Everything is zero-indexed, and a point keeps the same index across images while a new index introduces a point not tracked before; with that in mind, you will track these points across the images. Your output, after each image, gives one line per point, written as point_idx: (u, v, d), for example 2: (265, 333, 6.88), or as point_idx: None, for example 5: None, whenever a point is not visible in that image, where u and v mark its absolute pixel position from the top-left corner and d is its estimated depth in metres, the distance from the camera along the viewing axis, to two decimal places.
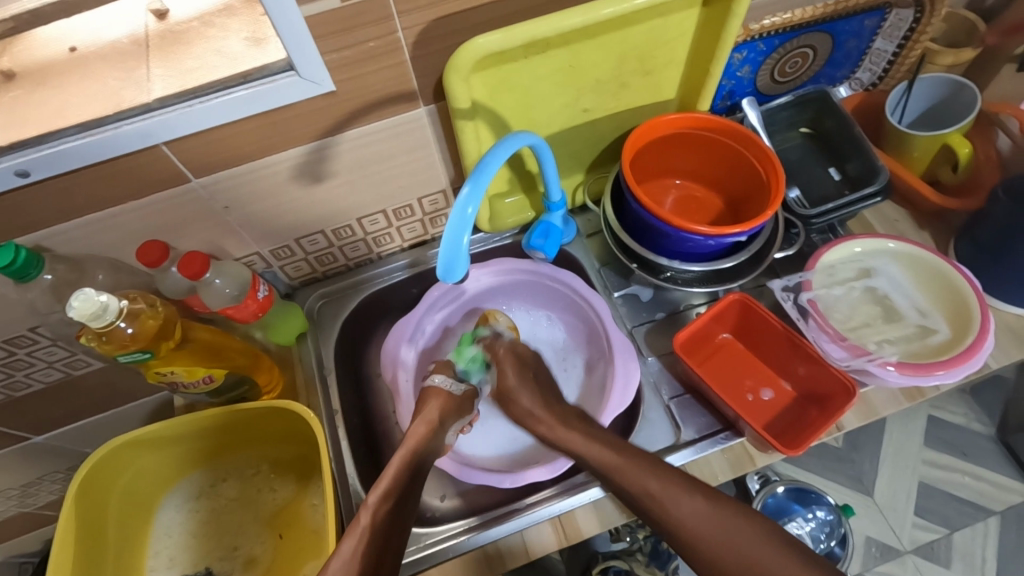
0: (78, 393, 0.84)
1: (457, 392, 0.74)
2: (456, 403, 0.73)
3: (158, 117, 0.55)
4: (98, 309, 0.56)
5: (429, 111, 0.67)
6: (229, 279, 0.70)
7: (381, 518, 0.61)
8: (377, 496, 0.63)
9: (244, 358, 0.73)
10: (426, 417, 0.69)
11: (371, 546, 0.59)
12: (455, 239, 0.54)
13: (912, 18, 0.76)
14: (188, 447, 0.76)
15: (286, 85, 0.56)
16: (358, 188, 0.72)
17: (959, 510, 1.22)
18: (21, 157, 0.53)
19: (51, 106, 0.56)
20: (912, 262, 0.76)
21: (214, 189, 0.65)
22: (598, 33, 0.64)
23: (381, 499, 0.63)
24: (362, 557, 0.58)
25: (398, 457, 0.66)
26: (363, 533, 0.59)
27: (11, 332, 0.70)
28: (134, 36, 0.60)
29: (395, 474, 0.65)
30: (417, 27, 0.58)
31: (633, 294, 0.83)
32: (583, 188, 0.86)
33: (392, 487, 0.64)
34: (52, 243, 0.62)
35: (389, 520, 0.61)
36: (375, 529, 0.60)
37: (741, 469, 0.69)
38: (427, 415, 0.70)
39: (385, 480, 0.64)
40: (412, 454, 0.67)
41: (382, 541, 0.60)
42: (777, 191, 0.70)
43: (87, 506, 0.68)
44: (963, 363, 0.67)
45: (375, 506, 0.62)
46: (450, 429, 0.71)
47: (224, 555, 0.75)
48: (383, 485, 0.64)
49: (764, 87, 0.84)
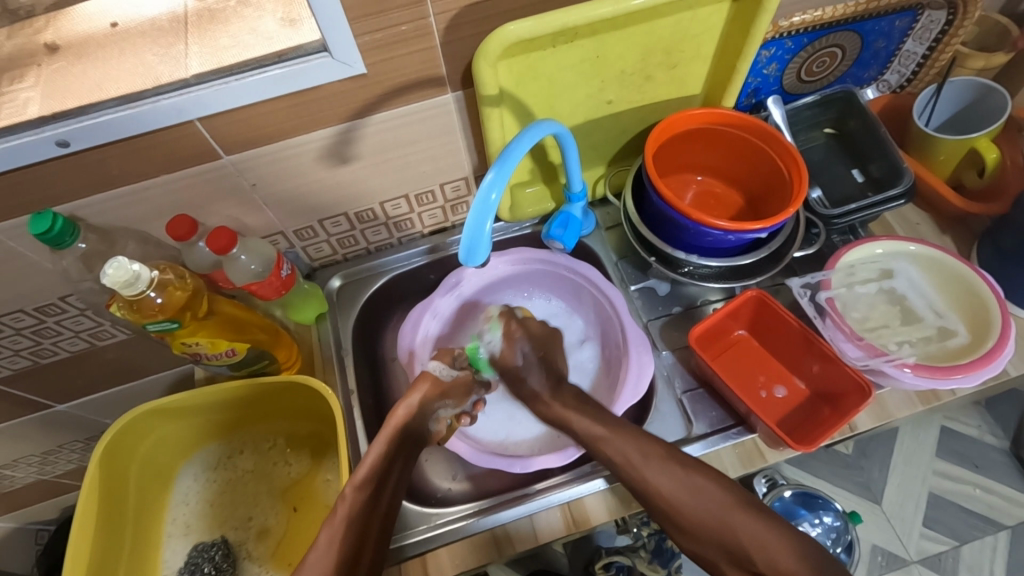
0: (101, 363, 0.87)
1: (448, 378, 0.74)
2: (442, 390, 0.73)
3: (194, 92, 0.56)
4: (130, 278, 0.58)
5: (455, 97, 0.68)
6: (254, 255, 0.71)
7: (357, 509, 0.62)
8: (352, 488, 0.63)
9: (265, 334, 0.74)
10: (409, 402, 0.70)
11: (349, 539, 0.60)
12: (478, 224, 0.55)
13: (944, 20, 0.76)
14: (208, 417, 0.78)
15: (317, 65, 0.57)
16: (382, 171, 0.73)
17: (969, 522, 1.21)
18: (61, 127, 0.55)
19: (92, 79, 0.58)
20: (932, 265, 0.76)
21: (243, 167, 0.66)
22: (626, 24, 0.65)
23: (359, 491, 0.63)
24: (339, 550, 0.59)
25: (377, 446, 0.66)
26: (340, 524, 0.61)
27: (41, 299, 0.72)
28: (173, 14, 0.62)
29: (375, 463, 0.65)
30: (448, 12, 0.59)
31: (650, 287, 0.83)
32: (603, 181, 0.87)
33: (368, 477, 0.64)
34: (86, 213, 0.64)
35: (370, 507, 0.62)
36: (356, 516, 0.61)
37: (751, 464, 0.70)
38: (410, 400, 0.70)
39: (363, 469, 0.64)
40: (395, 435, 0.68)
41: (362, 529, 0.61)
42: (800, 188, 0.70)
43: (109, 471, 0.70)
44: (981, 367, 0.66)
45: (351, 497, 0.62)
46: (435, 414, 0.72)
47: (239, 524, 0.77)
48: (359, 476, 0.64)
49: (790, 86, 0.83)
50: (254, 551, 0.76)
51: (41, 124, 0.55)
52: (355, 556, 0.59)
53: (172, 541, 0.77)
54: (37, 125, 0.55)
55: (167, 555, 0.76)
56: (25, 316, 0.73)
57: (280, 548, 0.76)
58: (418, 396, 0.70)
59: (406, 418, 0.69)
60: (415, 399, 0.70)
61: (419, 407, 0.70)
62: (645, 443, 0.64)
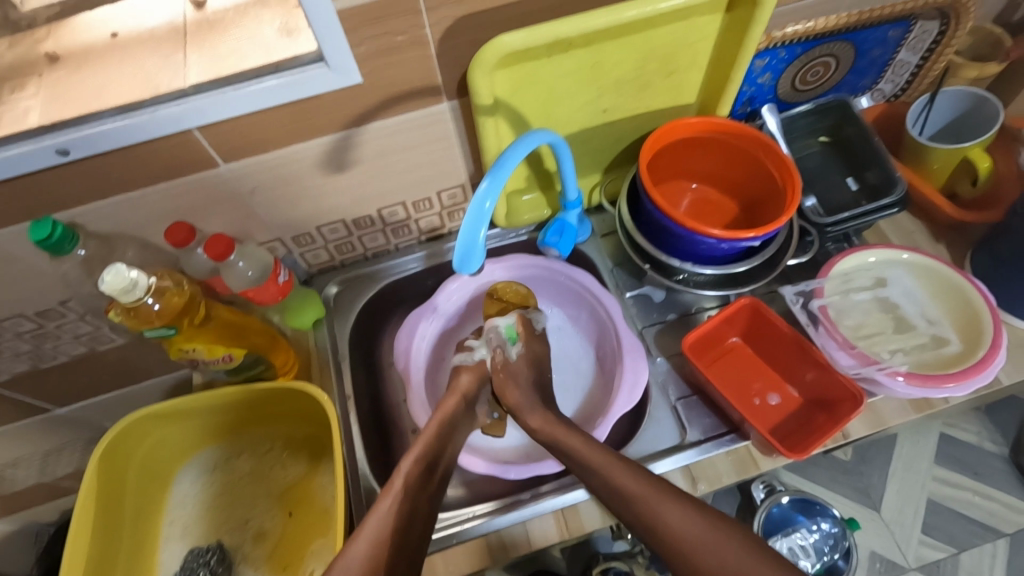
0: (101, 367, 0.87)
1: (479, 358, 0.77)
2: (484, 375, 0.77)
3: (192, 102, 0.57)
4: (127, 284, 0.58)
5: (451, 106, 0.69)
6: (252, 261, 0.72)
7: (411, 481, 0.63)
8: (409, 461, 0.64)
9: (262, 340, 0.75)
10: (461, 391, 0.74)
11: (401, 510, 0.60)
12: (472, 232, 0.56)
13: (936, 30, 0.76)
14: (205, 422, 0.78)
15: (314, 75, 0.58)
16: (379, 178, 0.74)
17: (968, 529, 1.21)
18: (60, 136, 0.56)
19: (92, 88, 0.59)
20: (926, 273, 0.76)
21: (241, 175, 0.67)
22: (620, 35, 0.66)
23: (413, 466, 0.64)
24: (394, 515, 0.59)
25: (433, 423, 0.69)
26: (396, 493, 0.61)
27: (41, 304, 0.72)
28: (172, 24, 0.63)
29: (429, 442, 0.67)
30: (444, 23, 0.59)
31: (645, 294, 0.84)
32: (599, 188, 0.87)
33: (424, 454, 0.66)
34: (86, 220, 0.65)
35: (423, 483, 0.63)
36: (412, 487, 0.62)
37: (744, 471, 0.70)
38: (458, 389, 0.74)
39: (422, 443, 0.67)
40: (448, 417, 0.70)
41: (415, 497, 0.62)
42: (793, 197, 0.70)
43: (106, 476, 0.70)
44: (972, 376, 0.67)
45: (407, 470, 0.64)
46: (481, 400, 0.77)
47: (234, 528, 0.78)
48: (416, 452, 0.66)
49: (785, 95, 0.84)
50: (250, 554, 0.76)
51: (41, 133, 0.56)
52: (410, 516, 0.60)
53: (169, 545, 0.77)
54: (37, 134, 0.56)
55: (163, 559, 0.77)
56: (25, 321, 0.74)
57: (276, 552, 0.76)
58: (463, 387, 0.75)
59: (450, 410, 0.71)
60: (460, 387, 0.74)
61: (464, 396, 0.74)
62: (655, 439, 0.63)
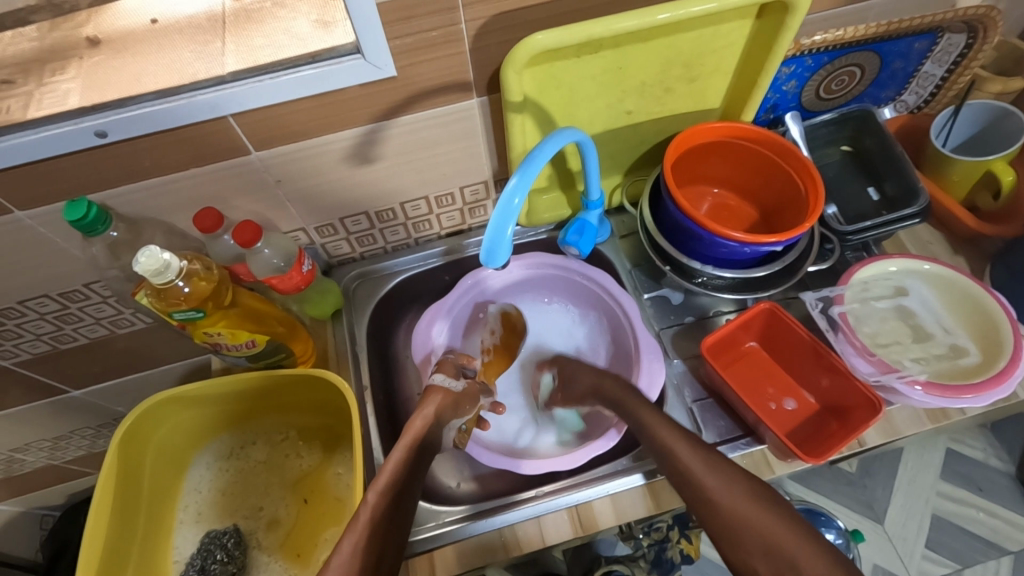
0: (119, 350, 0.88)
1: (455, 389, 0.76)
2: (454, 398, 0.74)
3: (229, 89, 0.58)
4: (160, 267, 0.59)
5: (479, 103, 0.69)
6: (277, 250, 0.73)
7: (379, 515, 0.60)
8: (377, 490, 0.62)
9: (284, 327, 0.75)
10: (425, 413, 0.70)
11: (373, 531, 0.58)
12: (499, 227, 0.56)
13: (963, 43, 0.77)
14: (223, 407, 0.79)
15: (350, 67, 0.59)
16: (404, 172, 0.75)
17: (972, 545, 1.21)
18: (99, 118, 0.57)
19: (132, 73, 0.60)
20: (946, 284, 0.76)
21: (270, 163, 0.67)
22: (651, 38, 0.66)
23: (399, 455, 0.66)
24: (364, 551, 0.57)
25: (417, 419, 0.69)
26: (363, 529, 0.58)
27: (66, 285, 0.73)
28: (211, 13, 0.65)
29: (393, 474, 0.64)
30: (478, 19, 0.60)
31: (663, 296, 0.84)
32: (619, 190, 0.88)
33: (390, 484, 0.63)
34: (117, 203, 0.66)
35: (389, 516, 0.60)
36: (377, 523, 0.59)
37: (758, 475, 0.70)
38: (425, 409, 0.70)
39: (383, 476, 0.63)
40: (416, 443, 0.68)
41: (383, 537, 0.58)
42: (815, 203, 0.71)
43: (126, 457, 0.71)
44: (991, 387, 0.66)
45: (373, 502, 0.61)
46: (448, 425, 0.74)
47: (249, 514, 0.78)
48: (381, 482, 0.63)
49: (808, 103, 0.85)
50: (264, 541, 0.77)
51: (80, 115, 0.57)
52: (380, 555, 0.57)
53: (184, 528, 0.78)
54: (77, 115, 0.57)
55: (178, 542, 0.77)
56: (49, 301, 0.75)
57: (291, 539, 0.77)
58: (429, 409, 0.71)
59: (423, 429, 0.69)
60: (430, 410, 0.70)
61: (432, 417, 0.70)
62: (662, 438, 0.63)
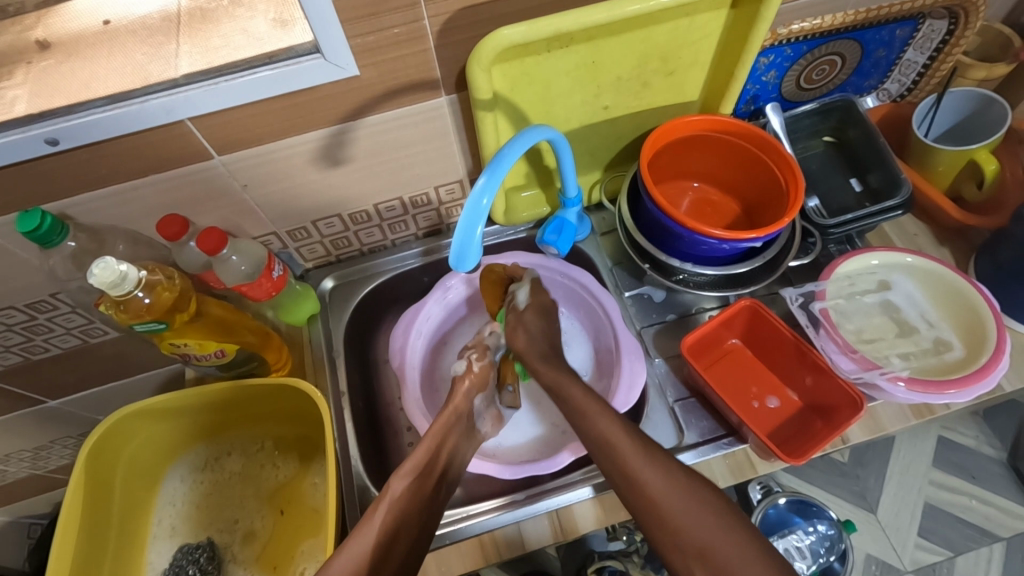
0: (92, 360, 0.86)
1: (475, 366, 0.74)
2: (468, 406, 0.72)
3: (183, 93, 0.56)
4: (117, 278, 0.57)
5: (450, 101, 0.68)
6: (246, 257, 0.71)
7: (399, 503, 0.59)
8: (400, 482, 0.60)
9: (255, 336, 0.74)
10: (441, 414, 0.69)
11: (383, 537, 0.56)
12: (468, 230, 0.55)
13: (945, 29, 0.75)
14: (196, 419, 0.77)
15: (309, 67, 0.57)
16: (375, 173, 0.73)
17: (964, 533, 1.21)
18: (49, 126, 0.54)
19: (83, 78, 0.58)
20: (929, 278, 0.75)
21: (234, 168, 0.65)
22: (622, 30, 0.64)
23: (402, 486, 0.60)
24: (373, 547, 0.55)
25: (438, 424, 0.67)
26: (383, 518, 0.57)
27: (31, 296, 0.71)
28: (165, 12, 0.63)
29: (422, 461, 0.63)
30: (442, 15, 0.58)
31: (645, 295, 0.83)
32: (599, 186, 0.86)
33: (415, 468, 0.62)
34: (77, 211, 0.63)
35: (418, 495, 0.60)
36: (405, 501, 0.59)
37: (742, 475, 0.69)
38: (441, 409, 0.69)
39: (405, 472, 0.62)
40: (433, 455, 0.64)
41: (395, 534, 0.57)
42: (796, 198, 0.69)
43: (95, 472, 0.69)
44: (975, 383, 0.65)
45: (394, 495, 0.59)
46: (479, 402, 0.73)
47: (225, 526, 0.77)
48: (405, 467, 0.62)
49: (789, 94, 0.83)
50: (240, 554, 0.76)
51: (29, 123, 0.55)
52: (390, 549, 0.56)
53: (158, 543, 0.77)
54: (25, 124, 0.55)
55: (152, 556, 0.76)
56: (16, 312, 0.73)
57: (266, 551, 0.75)
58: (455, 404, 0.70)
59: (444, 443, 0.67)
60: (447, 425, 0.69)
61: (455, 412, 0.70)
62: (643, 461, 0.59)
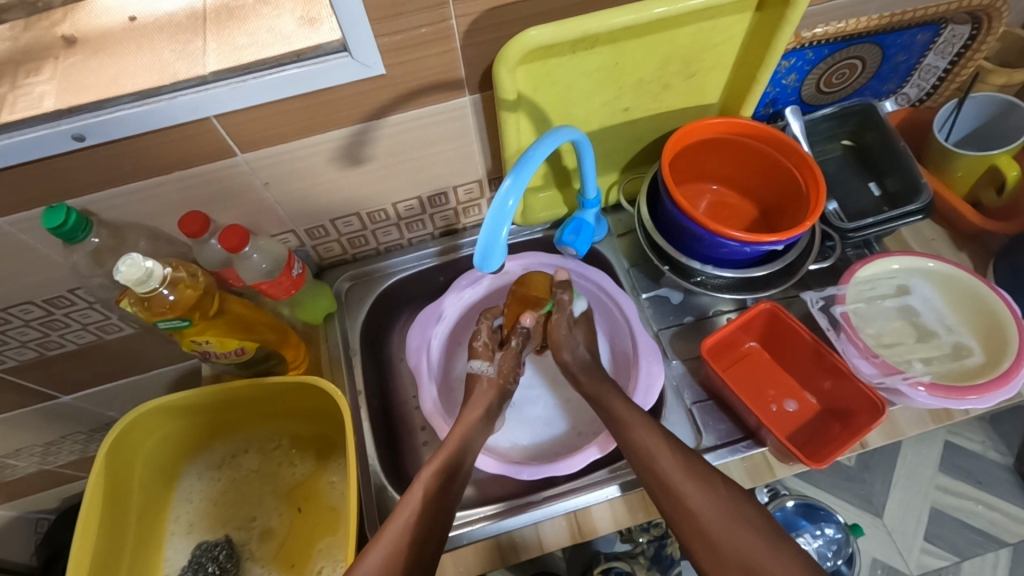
0: (108, 356, 0.86)
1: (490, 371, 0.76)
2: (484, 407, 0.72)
3: (210, 90, 0.56)
4: (143, 275, 0.58)
5: (473, 100, 0.67)
6: (265, 254, 0.71)
7: (430, 494, 0.62)
8: (429, 473, 0.63)
9: (274, 334, 0.74)
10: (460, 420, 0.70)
11: (414, 532, 0.59)
12: (494, 230, 0.54)
13: (967, 34, 0.75)
14: (213, 416, 0.77)
15: (336, 65, 0.57)
16: (396, 172, 0.73)
17: (970, 539, 1.20)
18: (77, 122, 0.54)
19: (110, 74, 0.58)
20: (951, 283, 0.75)
21: (256, 165, 0.65)
22: (646, 32, 0.64)
23: (427, 484, 0.63)
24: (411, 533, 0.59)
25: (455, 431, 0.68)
26: (408, 516, 0.60)
27: (50, 291, 0.71)
28: (191, 10, 0.63)
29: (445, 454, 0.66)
30: (470, 15, 0.58)
31: (662, 296, 0.83)
32: (616, 187, 0.86)
33: (443, 466, 0.64)
34: (99, 207, 0.63)
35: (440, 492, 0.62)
36: (429, 497, 0.62)
37: (759, 478, 0.69)
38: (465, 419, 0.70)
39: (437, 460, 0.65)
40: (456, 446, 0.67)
41: (427, 525, 0.60)
42: (817, 201, 0.69)
43: (114, 468, 0.69)
44: (995, 389, 0.65)
45: (425, 482, 0.63)
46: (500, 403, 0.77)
47: (242, 524, 0.77)
48: (435, 463, 0.65)
49: (808, 97, 0.83)
50: (257, 551, 0.76)
51: (57, 118, 0.55)
52: (422, 540, 0.59)
53: (175, 540, 0.77)
54: (53, 119, 0.55)
55: (170, 553, 0.76)
56: (34, 308, 0.73)
57: (284, 549, 0.75)
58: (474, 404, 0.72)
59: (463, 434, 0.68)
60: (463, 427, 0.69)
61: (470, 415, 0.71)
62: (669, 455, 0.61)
